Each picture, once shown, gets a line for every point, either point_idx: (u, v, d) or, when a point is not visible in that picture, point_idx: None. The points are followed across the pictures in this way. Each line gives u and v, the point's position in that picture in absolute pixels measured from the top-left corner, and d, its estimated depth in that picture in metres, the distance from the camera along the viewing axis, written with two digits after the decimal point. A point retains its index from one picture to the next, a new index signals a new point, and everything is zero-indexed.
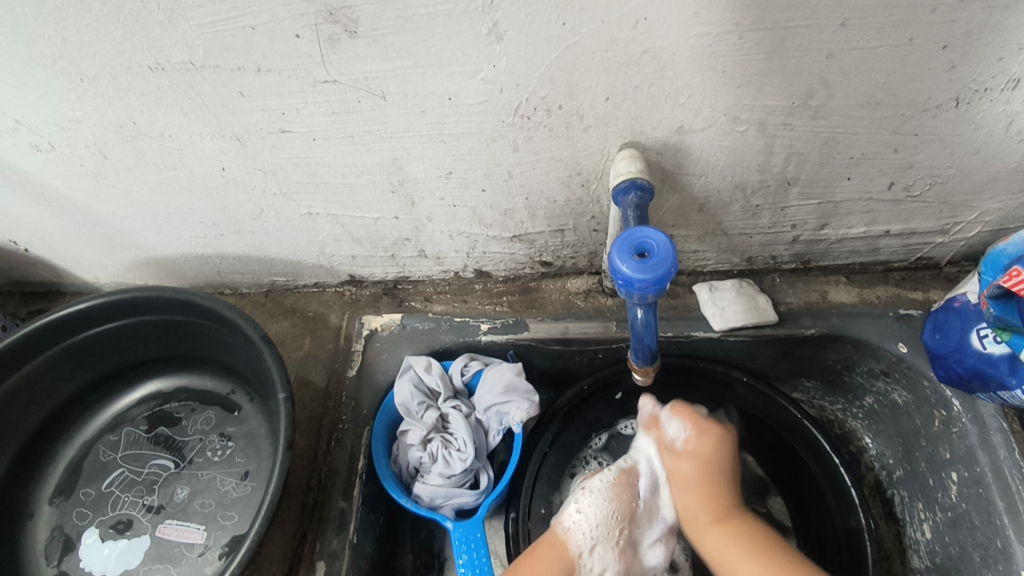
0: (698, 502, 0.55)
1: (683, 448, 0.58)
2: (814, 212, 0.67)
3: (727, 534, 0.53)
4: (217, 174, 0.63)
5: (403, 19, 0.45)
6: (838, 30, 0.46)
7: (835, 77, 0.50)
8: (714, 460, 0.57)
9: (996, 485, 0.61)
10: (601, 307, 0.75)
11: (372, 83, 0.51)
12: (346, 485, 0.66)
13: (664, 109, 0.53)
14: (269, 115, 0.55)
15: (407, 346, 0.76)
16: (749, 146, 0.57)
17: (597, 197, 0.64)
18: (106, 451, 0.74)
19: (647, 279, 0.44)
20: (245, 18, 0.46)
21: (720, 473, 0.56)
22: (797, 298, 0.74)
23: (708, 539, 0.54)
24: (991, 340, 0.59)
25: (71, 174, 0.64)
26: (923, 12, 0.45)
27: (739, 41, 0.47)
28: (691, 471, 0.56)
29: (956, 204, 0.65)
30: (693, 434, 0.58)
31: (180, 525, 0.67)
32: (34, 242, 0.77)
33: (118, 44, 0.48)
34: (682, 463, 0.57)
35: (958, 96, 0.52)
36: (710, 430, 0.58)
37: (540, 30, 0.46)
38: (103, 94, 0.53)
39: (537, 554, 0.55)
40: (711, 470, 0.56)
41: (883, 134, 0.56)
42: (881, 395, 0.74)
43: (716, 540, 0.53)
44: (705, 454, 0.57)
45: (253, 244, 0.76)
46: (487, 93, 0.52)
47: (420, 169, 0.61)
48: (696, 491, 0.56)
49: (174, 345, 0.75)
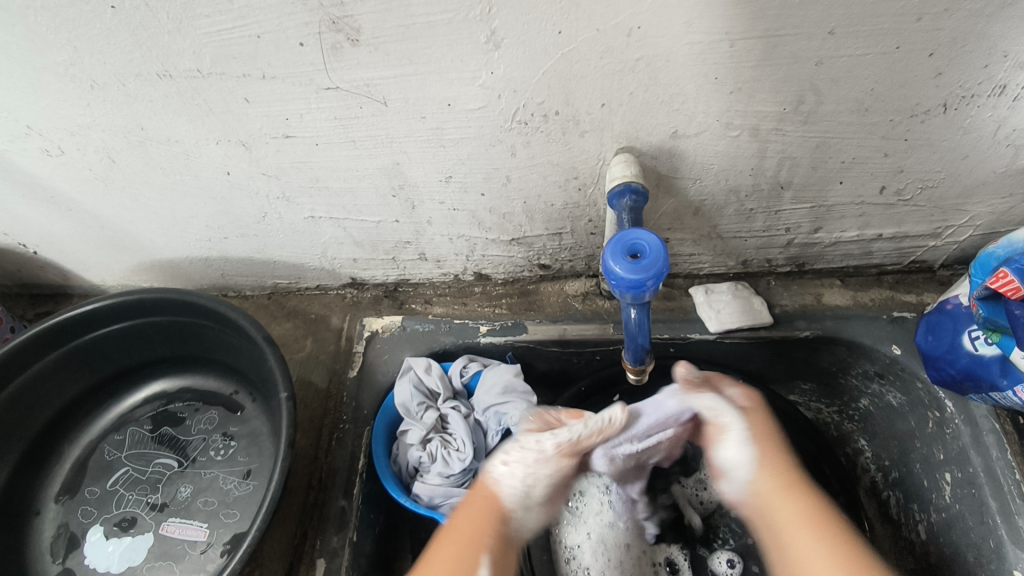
0: (798, 516, 0.47)
1: (762, 457, 0.51)
2: (808, 216, 0.68)
3: (829, 548, 0.44)
4: (222, 178, 0.64)
5: (404, 28, 0.47)
6: (827, 38, 0.47)
7: (825, 83, 0.51)
8: (789, 470, 0.51)
9: (988, 485, 0.62)
10: (598, 309, 0.76)
11: (374, 90, 0.52)
12: (347, 484, 0.67)
13: (658, 114, 0.54)
14: (273, 120, 0.56)
15: (407, 347, 0.77)
16: (742, 151, 0.59)
17: (594, 201, 0.65)
18: (111, 450, 0.75)
19: (639, 279, 0.45)
20: (250, 27, 0.47)
21: (802, 485, 0.50)
22: (792, 301, 0.75)
23: (797, 550, 0.45)
24: (982, 341, 0.60)
25: (79, 178, 0.65)
26: (909, 21, 0.46)
27: (731, 49, 0.48)
28: (779, 483, 0.50)
29: (947, 208, 0.66)
30: (748, 432, 0.53)
31: (183, 523, 0.68)
32: (42, 245, 0.78)
33: (127, 52, 0.50)
34: (766, 475, 0.50)
35: (946, 102, 0.53)
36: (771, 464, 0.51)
37: (536, 38, 0.47)
38: (112, 100, 0.55)
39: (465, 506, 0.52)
40: (801, 483, 0.50)
41: (874, 139, 0.57)
42: (876, 397, 0.75)
43: (811, 545, 0.45)
44: (771, 454, 0.52)
45: (257, 247, 0.77)
46: (486, 99, 0.53)
47: (420, 173, 0.62)
48: (793, 503, 0.48)
49: (179, 346, 0.76)
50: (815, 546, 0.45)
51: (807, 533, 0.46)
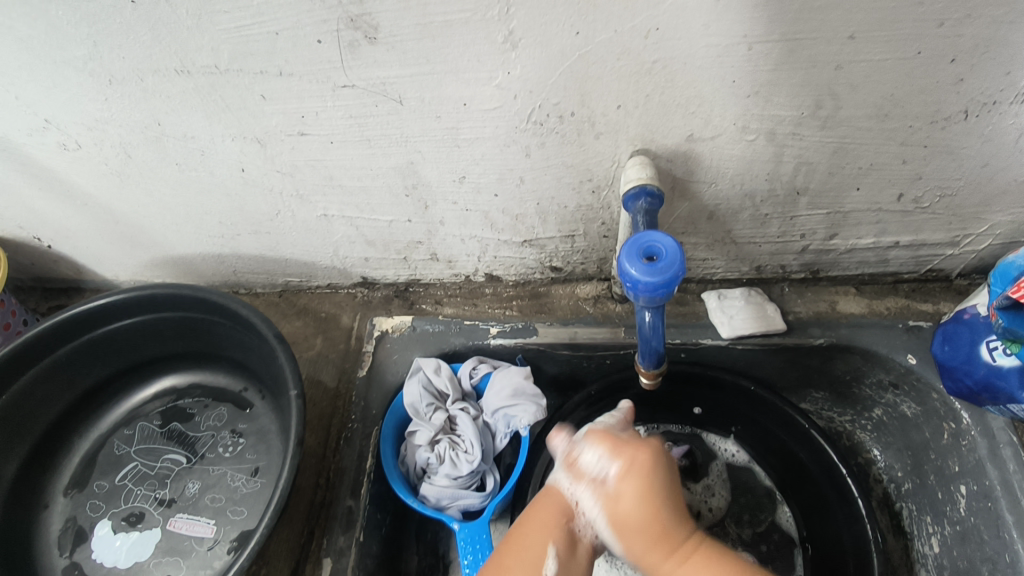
0: (647, 546, 0.42)
1: (617, 484, 0.44)
2: (823, 222, 0.67)
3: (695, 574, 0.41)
4: (236, 175, 0.64)
5: (422, 27, 0.47)
6: (847, 42, 0.47)
7: (845, 88, 0.51)
8: (654, 498, 0.43)
9: (1005, 499, 0.61)
10: (610, 313, 0.76)
11: (389, 88, 0.52)
12: (354, 484, 0.66)
13: (675, 117, 0.54)
14: (288, 118, 0.56)
15: (417, 347, 0.77)
16: (758, 155, 0.58)
17: (607, 203, 0.65)
18: (120, 444, 0.75)
19: (655, 282, 0.45)
20: (269, 24, 0.47)
21: (667, 509, 0.43)
22: (806, 308, 0.74)
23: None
24: (1000, 352, 0.59)
25: (96, 173, 0.66)
26: (931, 26, 0.45)
27: (749, 52, 0.48)
28: (637, 508, 0.43)
29: (966, 216, 0.66)
30: (620, 469, 0.44)
31: (191, 519, 0.68)
32: (57, 239, 0.79)
33: (146, 48, 0.50)
34: (620, 502, 0.43)
35: (967, 108, 0.52)
36: (626, 482, 0.44)
37: (554, 39, 0.47)
38: (130, 95, 0.55)
39: (536, 509, 0.47)
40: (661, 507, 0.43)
41: (893, 145, 0.57)
42: (890, 407, 0.74)
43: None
44: (644, 474, 0.44)
45: (269, 245, 0.77)
46: (501, 99, 0.53)
47: (434, 173, 0.62)
48: (641, 531, 0.43)
49: (189, 342, 0.77)
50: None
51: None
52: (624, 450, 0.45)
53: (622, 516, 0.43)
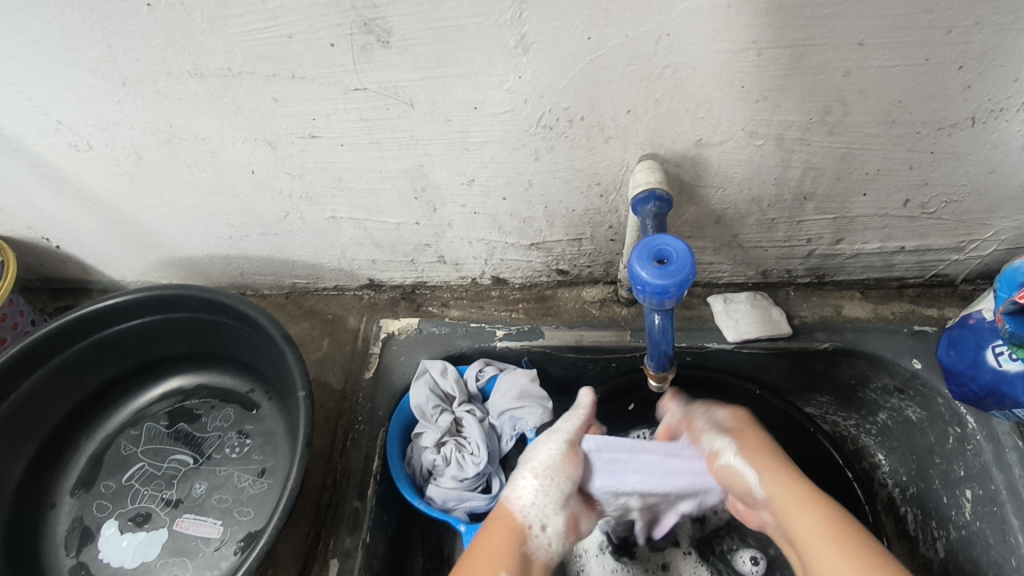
0: (817, 527, 0.51)
1: (731, 427, 0.63)
2: (830, 226, 0.68)
3: (812, 513, 0.52)
4: (246, 177, 0.65)
5: (434, 31, 0.47)
6: (856, 48, 0.47)
7: (853, 94, 0.51)
8: (792, 485, 0.55)
9: (1010, 503, 0.61)
10: (616, 316, 0.76)
11: (401, 92, 0.53)
12: (361, 485, 0.67)
13: (684, 122, 0.54)
14: (299, 121, 0.57)
15: (423, 349, 0.77)
16: (766, 160, 0.58)
17: (615, 207, 0.65)
18: (127, 445, 0.75)
19: (665, 285, 0.45)
20: (283, 27, 0.48)
21: (794, 470, 0.57)
22: (811, 312, 0.74)
23: (797, 517, 0.53)
24: (1006, 357, 0.59)
25: (106, 174, 0.66)
26: (940, 32, 0.46)
27: (759, 58, 0.48)
28: (771, 473, 0.57)
29: (972, 222, 0.66)
30: (730, 433, 0.62)
31: (198, 520, 0.68)
32: (65, 239, 0.79)
33: (160, 50, 0.50)
34: (750, 457, 0.59)
35: (974, 115, 0.53)
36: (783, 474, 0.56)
37: (565, 43, 0.47)
38: (142, 97, 0.56)
39: (486, 532, 0.55)
40: (790, 466, 0.57)
41: (900, 151, 0.57)
42: (895, 411, 0.74)
43: (805, 515, 0.52)
44: (763, 447, 0.60)
45: (277, 246, 0.78)
46: (512, 103, 0.53)
47: (443, 176, 0.63)
48: (767, 467, 0.57)
49: (197, 343, 0.77)
50: (801, 513, 0.53)
51: (804, 513, 0.53)
52: (740, 436, 0.61)
53: (751, 465, 0.58)
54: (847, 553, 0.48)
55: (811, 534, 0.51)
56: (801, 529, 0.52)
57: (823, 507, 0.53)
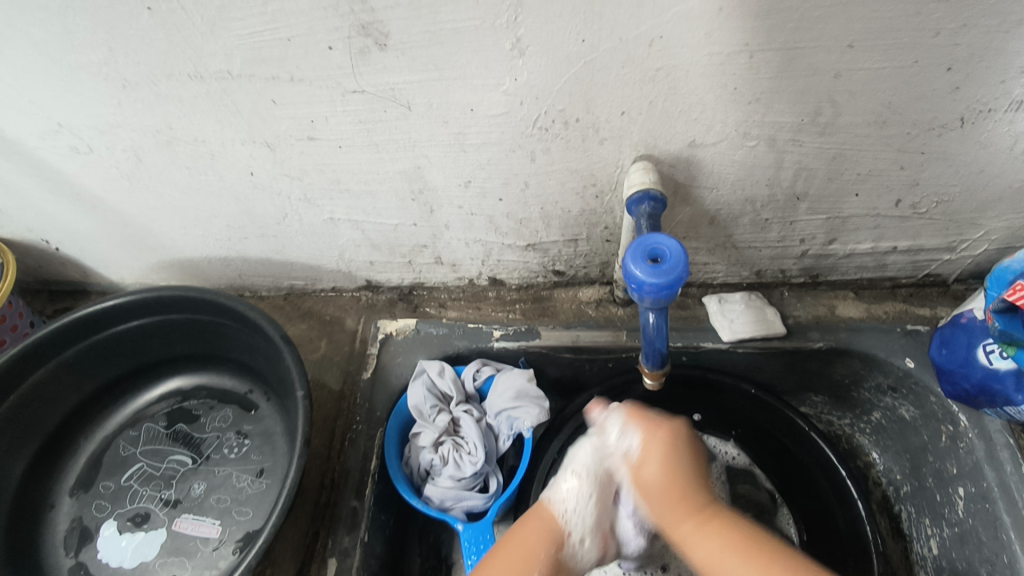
0: (665, 510, 0.49)
1: (637, 448, 0.53)
2: (823, 227, 0.69)
3: (711, 532, 0.47)
4: (245, 179, 0.65)
5: (431, 34, 0.48)
6: (846, 50, 0.48)
7: (843, 96, 0.52)
8: (676, 475, 0.50)
9: (1002, 501, 0.62)
10: (611, 316, 0.77)
11: (398, 94, 0.53)
12: (359, 484, 0.67)
13: (677, 123, 0.55)
14: (298, 123, 0.57)
15: (421, 350, 0.77)
16: (759, 161, 0.59)
17: (610, 208, 0.66)
18: (126, 445, 0.76)
19: (660, 283, 0.46)
20: (282, 30, 0.48)
21: (685, 487, 0.50)
22: (805, 312, 0.75)
23: (693, 542, 0.47)
24: (996, 355, 0.60)
25: (106, 177, 0.67)
26: (928, 35, 0.47)
27: (750, 60, 0.49)
28: (657, 476, 0.51)
29: (963, 222, 0.67)
30: (643, 442, 0.53)
31: (196, 520, 0.69)
32: (65, 241, 0.79)
33: (161, 54, 0.51)
34: (644, 468, 0.52)
35: (963, 116, 0.54)
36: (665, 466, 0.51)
37: (560, 46, 0.48)
38: (143, 100, 0.56)
39: (525, 525, 0.53)
40: (686, 483, 0.50)
41: (890, 152, 0.58)
42: (888, 410, 0.75)
43: (700, 545, 0.46)
44: (665, 451, 0.52)
45: (275, 248, 0.78)
46: (508, 105, 0.54)
47: (440, 178, 0.63)
48: (662, 502, 0.49)
49: (196, 344, 0.77)
50: (705, 539, 0.46)
51: (697, 537, 0.47)
52: (645, 429, 0.54)
53: (642, 480, 0.51)
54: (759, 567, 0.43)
55: (711, 559, 0.45)
56: (700, 555, 0.46)
57: (720, 530, 0.47)
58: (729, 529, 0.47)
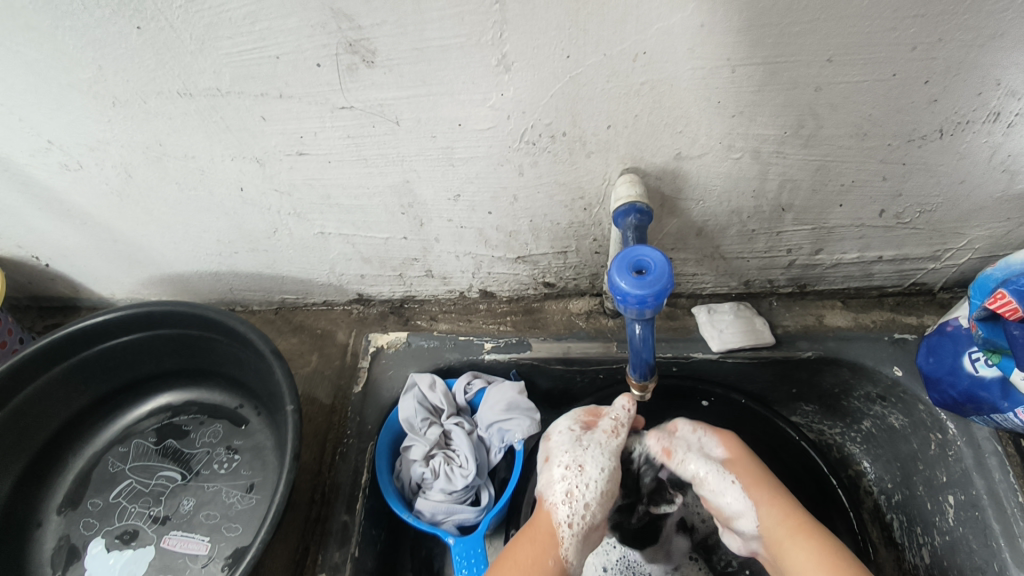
0: (781, 520, 0.57)
1: (728, 456, 0.63)
2: (808, 237, 0.69)
3: (809, 550, 0.54)
4: (235, 194, 0.66)
5: (417, 51, 0.48)
6: (826, 65, 0.49)
7: (824, 109, 0.53)
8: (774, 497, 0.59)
9: (991, 508, 0.62)
10: (602, 327, 0.77)
11: (386, 110, 0.54)
12: (349, 499, 0.67)
13: (663, 136, 0.56)
14: (287, 138, 0.58)
15: (412, 363, 0.78)
16: (744, 173, 0.60)
17: (599, 220, 0.67)
18: (114, 462, 0.75)
19: (644, 294, 0.46)
20: (270, 48, 0.49)
21: (774, 489, 0.59)
22: (794, 322, 0.76)
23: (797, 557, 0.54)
24: (982, 363, 0.61)
25: (97, 193, 0.67)
26: (905, 49, 0.48)
27: (732, 74, 0.50)
28: (749, 485, 0.60)
29: (946, 231, 0.68)
30: (725, 453, 0.63)
31: (185, 537, 0.68)
32: (55, 258, 0.79)
33: (150, 71, 0.52)
34: (741, 473, 0.61)
35: (941, 128, 0.54)
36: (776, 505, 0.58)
37: (545, 61, 0.49)
38: (132, 117, 0.57)
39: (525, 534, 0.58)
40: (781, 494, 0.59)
41: (873, 163, 0.59)
42: (878, 419, 0.75)
43: (800, 550, 0.54)
44: (742, 454, 0.63)
45: (266, 262, 0.78)
46: (495, 120, 0.55)
47: (429, 192, 0.64)
48: (778, 510, 0.58)
49: (186, 359, 0.77)
50: (802, 555, 0.54)
51: (798, 547, 0.55)
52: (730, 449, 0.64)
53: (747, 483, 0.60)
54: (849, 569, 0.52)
55: None
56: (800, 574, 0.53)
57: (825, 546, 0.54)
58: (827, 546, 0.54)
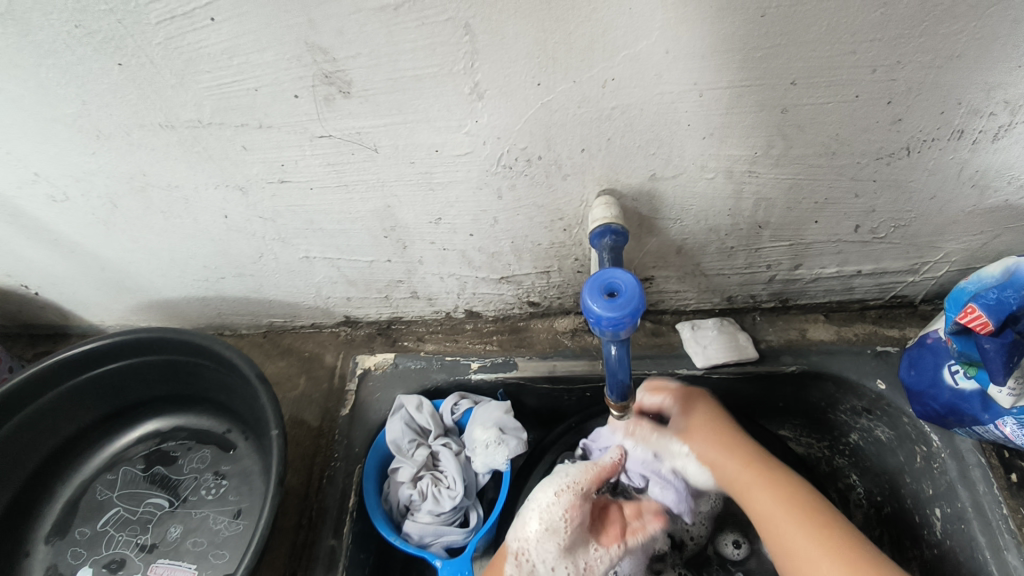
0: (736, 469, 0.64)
1: (685, 427, 0.68)
2: (787, 253, 0.70)
3: (777, 496, 0.60)
4: (219, 222, 0.67)
5: (392, 81, 0.50)
6: (790, 87, 0.50)
7: (793, 129, 0.54)
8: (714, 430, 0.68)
9: (976, 521, 0.62)
10: (587, 345, 0.78)
11: (364, 137, 0.55)
12: (337, 523, 0.68)
13: (637, 159, 0.57)
14: (269, 166, 0.59)
15: (400, 385, 0.78)
16: (719, 193, 0.61)
17: (579, 240, 0.67)
18: (102, 490, 0.75)
19: (617, 316, 0.46)
20: (248, 81, 0.50)
21: (728, 437, 0.67)
22: (777, 336, 0.76)
23: (760, 500, 0.61)
24: (961, 376, 0.61)
25: (83, 223, 0.68)
26: (866, 72, 0.49)
27: (700, 98, 0.51)
28: (705, 438, 0.67)
29: (922, 245, 0.68)
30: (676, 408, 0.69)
31: (173, 564, 0.68)
32: (43, 286, 0.80)
33: (133, 105, 0.53)
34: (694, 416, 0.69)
35: (908, 145, 0.56)
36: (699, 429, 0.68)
37: (517, 89, 0.50)
38: (116, 149, 0.58)
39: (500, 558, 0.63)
40: (715, 425, 0.68)
41: (844, 180, 0.60)
42: (865, 431, 0.75)
43: (763, 496, 0.61)
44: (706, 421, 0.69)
45: (253, 287, 0.79)
46: (471, 145, 0.56)
47: (411, 216, 0.65)
48: (726, 456, 0.65)
49: (174, 384, 0.77)
50: (767, 498, 0.60)
51: (764, 492, 0.61)
52: (680, 403, 0.69)
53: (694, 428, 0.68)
54: (783, 497, 0.60)
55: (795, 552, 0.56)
56: (761, 512, 0.60)
57: (812, 518, 0.57)
58: (794, 496, 0.60)
